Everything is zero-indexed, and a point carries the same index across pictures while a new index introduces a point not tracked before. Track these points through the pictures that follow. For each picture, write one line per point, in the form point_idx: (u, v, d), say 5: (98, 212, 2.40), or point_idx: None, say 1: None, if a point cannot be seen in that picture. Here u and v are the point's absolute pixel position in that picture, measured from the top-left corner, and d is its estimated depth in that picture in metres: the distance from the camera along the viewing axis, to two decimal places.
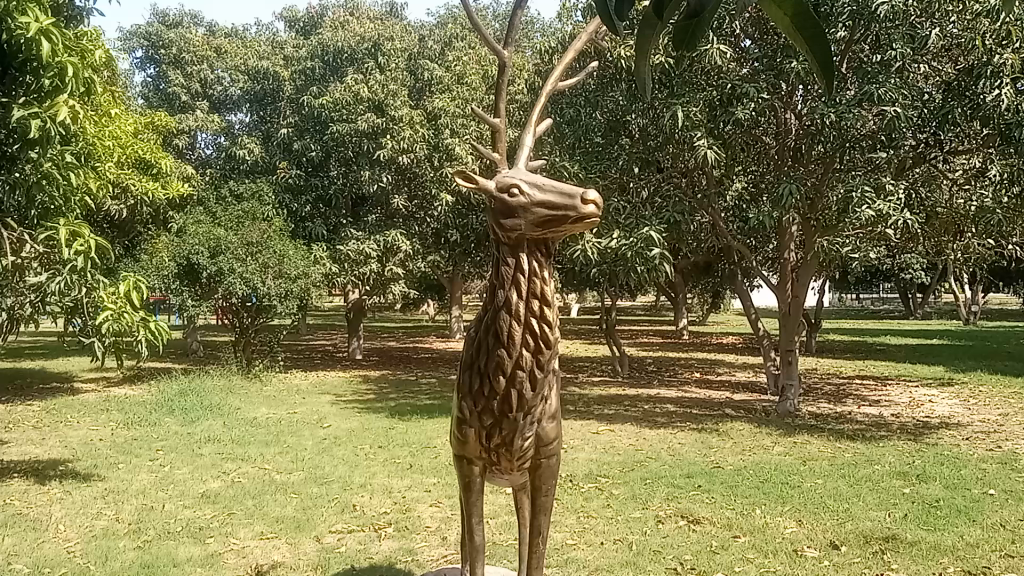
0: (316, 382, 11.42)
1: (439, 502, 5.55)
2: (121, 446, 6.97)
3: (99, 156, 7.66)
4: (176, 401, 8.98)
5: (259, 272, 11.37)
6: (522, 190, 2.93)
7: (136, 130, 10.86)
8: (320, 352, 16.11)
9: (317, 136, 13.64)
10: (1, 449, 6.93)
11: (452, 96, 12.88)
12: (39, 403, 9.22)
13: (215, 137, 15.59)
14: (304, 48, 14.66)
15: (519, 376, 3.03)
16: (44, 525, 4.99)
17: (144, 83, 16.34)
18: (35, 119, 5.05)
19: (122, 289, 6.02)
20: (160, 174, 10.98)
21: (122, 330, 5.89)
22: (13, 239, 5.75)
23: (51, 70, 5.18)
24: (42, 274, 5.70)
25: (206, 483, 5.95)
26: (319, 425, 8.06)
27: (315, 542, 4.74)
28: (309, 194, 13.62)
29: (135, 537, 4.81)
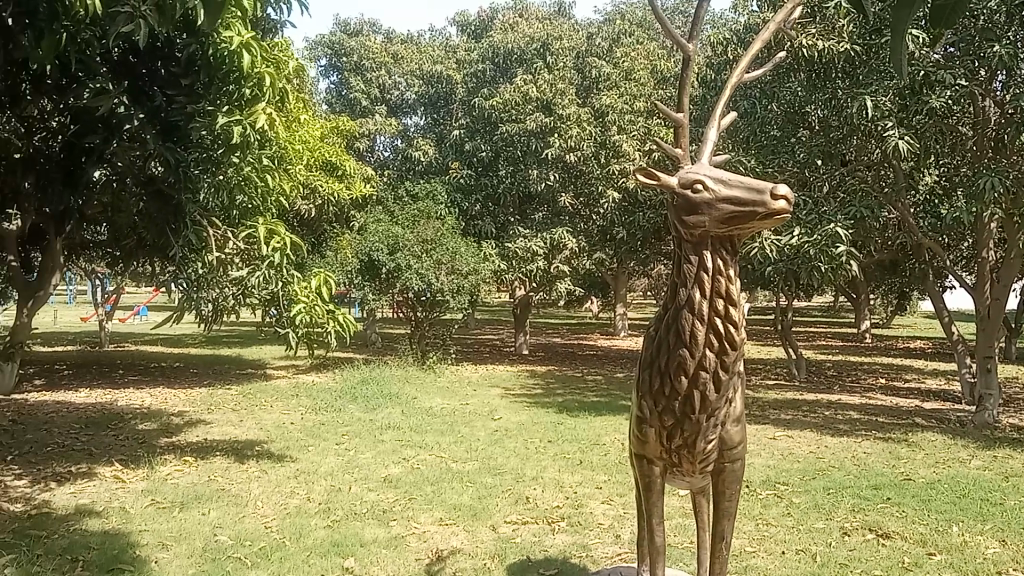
0: (486, 375, 11.70)
1: (612, 499, 5.54)
2: (310, 430, 7.45)
3: (291, 159, 8.21)
4: (359, 389, 9.48)
5: (433, 268, 11.79)
6: (706, 186, 2.86)
7: (322, 134, 11.53)
8: (489, 346, 16.52)
9: (487, 136, 13.92)
10: (206, 429, 7.56)
11: (620, 92, 12.85)
12: (237, 387, 10.01)
13: (393, 139, 16.35)
14: (476, 51, 15.03)
15: (702, 377, 2.97)
16: (245, 501, 5.40)
17: (327, 90, 17.35)
18: (237, 126, 5.43)
19: (314, 284, 6.36)
20: (344, 175, 11.65)
21: (312, 321, 6.25)
22: (217, 236, 6.38)
23: (249, 80, 5.57)
24: (244, 269, 6.33)
25: (388, 468, 6.25)
26: (490, 417, 8.27)
27: (491, 531, 4.87)
28: (479, 193, 13.93)
29: (325, 516, 5.11)
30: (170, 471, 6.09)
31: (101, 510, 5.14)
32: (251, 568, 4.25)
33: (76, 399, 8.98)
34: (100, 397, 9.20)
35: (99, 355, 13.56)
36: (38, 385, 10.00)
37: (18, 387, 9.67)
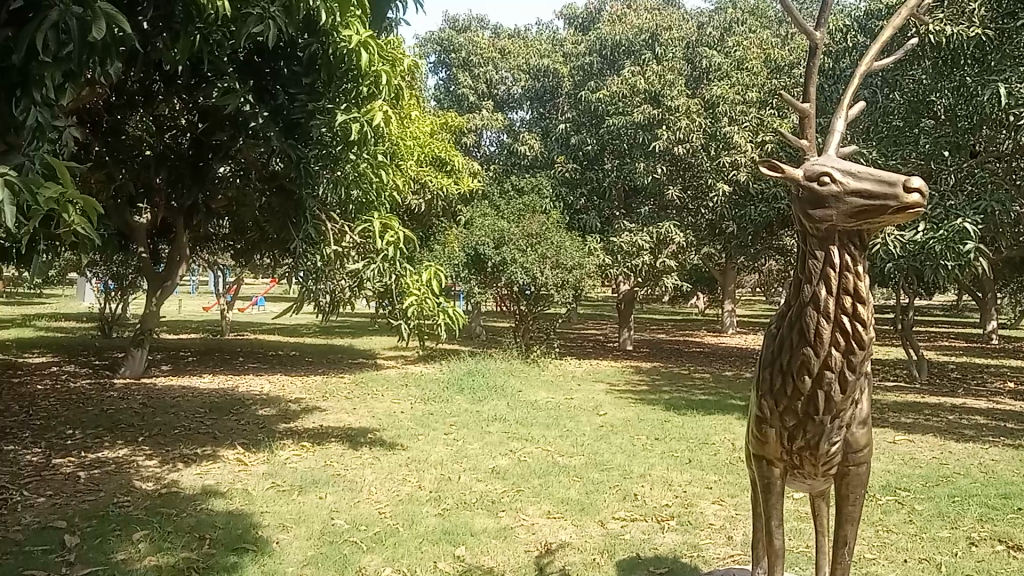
0: (591, 370, 11.67)
1: (723, 499, 5.43)
2: (420, 420, 7.61)
3: (403, 154, 8.39)
4: (465, 381, 9.62)
5: (538, 262, 11.82)
6: (834, 178, 2.73)
7: (432, 130, 11.74)
8: (593, 341, 16.46)
9: (594, 130, 13.90)
10: (321, 416, 7.82)
11: (732, 82, 12.43)
12: (349, 376, 10.32)
13: (499, 134, 16.50)
14: (583, 43, 14.98)
15: (827, 377, 2.87)
16: (359, 486, 5.56)
17: (436, 86, 17.65)
18: (355, 123, 5.56)
19: (425, 277, 6.46)
20: (453, 170, 11.85)
21: (423, 313, 6.39)
22: (335, 231, 6.68)
23: (367, 79, 5.61)
24: (360, 262, 6.51)
25: (495, 459, 6.32)
26: (596, 412, 8.25)
27: (600, 527, 4.86)
28: (584, 187, 13.88)
29: (436, 504, 5.22)
30: (288, 456, 6.33)
31: (225, 491, 5.40)
32: (366, 553, 4.38)
33: (200, 384, 9.46)
34: (222, 382, 9.65)
35: (221, 342, 14.24)
36: (166, 370, 10.58)
37: (148, 371, 10.26)
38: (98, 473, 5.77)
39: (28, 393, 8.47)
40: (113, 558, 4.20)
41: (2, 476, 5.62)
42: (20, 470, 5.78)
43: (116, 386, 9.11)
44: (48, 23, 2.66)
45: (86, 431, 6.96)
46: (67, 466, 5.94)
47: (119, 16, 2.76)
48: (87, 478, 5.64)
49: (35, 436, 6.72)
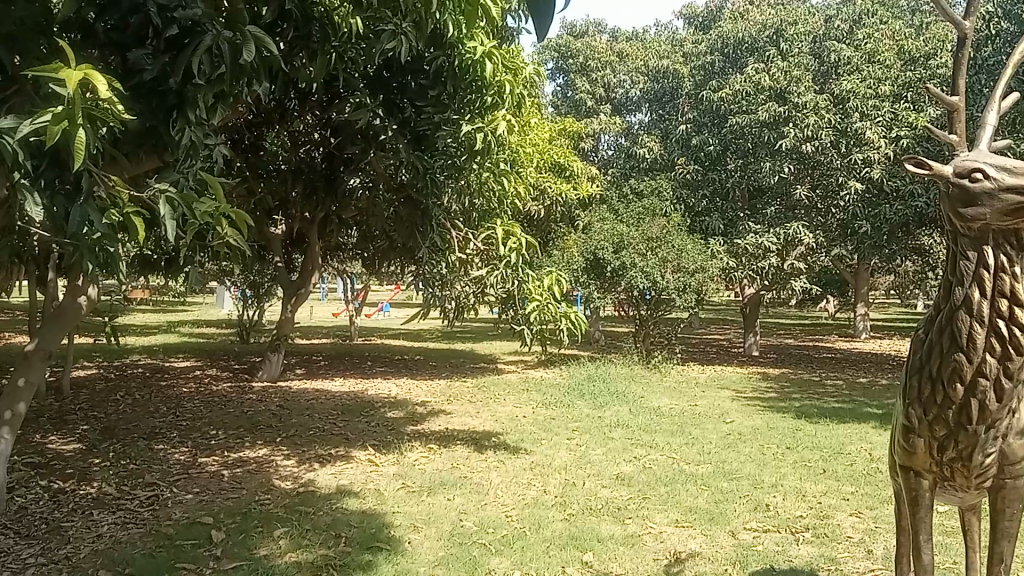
0: (714, 376, 11.42)
1: (861, 512, 5.20)
2: (543, 424, 7.65)
3: (524, 162, 8.44)
4: (587, 386, 9.59)
5: (659, 267, 11.69)
6: (988, 175, 2.44)
7: (551, 136, 11.80)
8: (715, 346, 16.11)
9: (717, 130, 13.50)
10: (447, 419, 7.97)
11: (862, 76, 11.93)
12: (472, 381, 10.48)
13: (617, 138, 16.53)
14: (704, 43, 14.73)
15: (982, 386, 2.68)
16: (485, 489, 5.63)
17: (554, 93, 17.73)
18: (479, 134, 5.59)
19: (547, 282, 6.48)
20: (573, 176, 11.88)
21: (545, 319, 6.39)
22: (459, 238, 6.90)
23: (491, 88, 5.60)
24: (484, 269, 6.75)
25: (620, 465, 6.27)
26: (722, 419, 8.07)
27: (731, 537, 4.74)
28: (705, 188, 13.58)
29: (562, 509, 5.22)
30: (416, 458, 6.49)
31: (358, 491, 5.58)
32: (495, 555, 4.43)
33: (331, 388, 9.82)
34: (351, 386, 9.99)
35: (350, 347, 14.75)
36: (299, 373, 11.04)
37: (283, 375, 10.73)
38: (240, 472, 6.08)
39: (175, 395, 9.02)
40: (257, 553, 4.41)
41: (155, 473, 6.00)
42: (171, 467, 6.16)
43: (255, 388, 9.57)
44: (203, 49, 2.82)
45: (229, 431, 7.34)
46: (212, 464, 6.28)
47: (266, 39, 2.94)
48: (230, 476, 5.95)
49: (183, 436, 7.14)
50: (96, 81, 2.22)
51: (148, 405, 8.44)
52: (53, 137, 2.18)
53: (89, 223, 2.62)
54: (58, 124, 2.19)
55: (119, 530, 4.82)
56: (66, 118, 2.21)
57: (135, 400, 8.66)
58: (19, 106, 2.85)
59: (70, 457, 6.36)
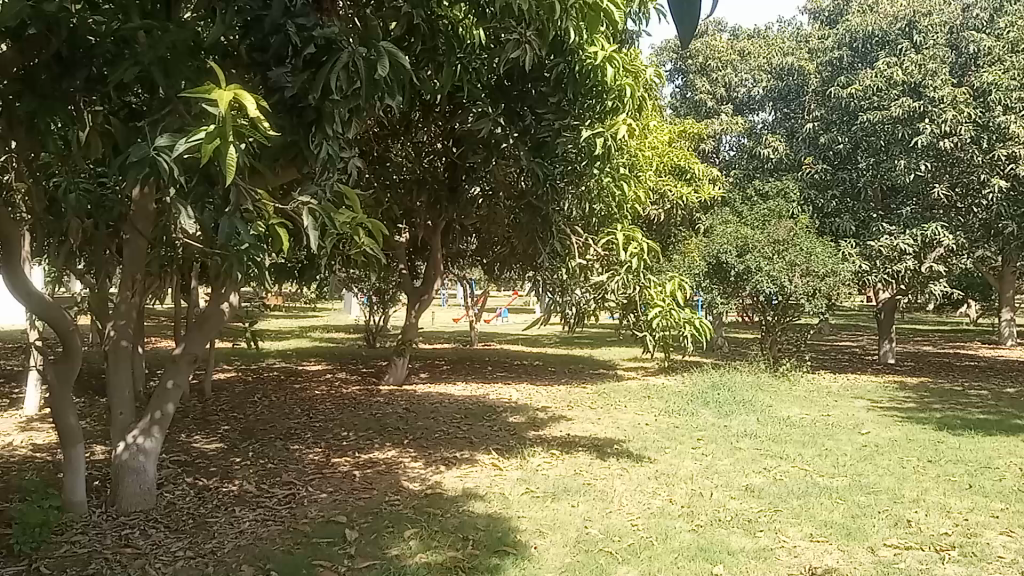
0: (847, 385, 10.94)
1: (1015, 531, 4.87)
2: (667, 432, 7.54)
3: (644, 166, 8.35)
4: (711, 394, 9.39)
5: (787, 271, 11.31)
6: None
7: (672, 139, 11.64)
8: (846, 353, 15.45)
9: (847, 128, 12.90)
10: (568, 425, 7.98)
11: (1006, 66, 11.20)
12: (593, 387, 10.43)
13: (739, 138, 16.21)
14: (831, 37, 14.20)
15: None
16: (610, 497, 5.59)
17: (672, 94, 17.49)
18: (600, 138, 5.63)
19: (669, 288, 6.51)
20: (694, 178, 11.67)
21: (669, 325, 6.42)
22: (580, 245, 6.84)
23: (612, 93, 5.39)
24: (605, 274, 6.83)
25: (749, 476, 6.10)
26: (857, 430, 7.72)
27: (870, 554, 4.53)
28: (835, 189, 13.06)
29: (689, 519, 5.13)
30: (540, 463, 6.52)
31: (484, 495, 5.65)
32: (623, 564, 4.39)
33: (455, 392, 9.99)
34: (474, 390, 10.14)
35: (471, 352, 14.96)
36: (422, 377, 11.30)
37: (407, 378, 11.01)
38: (370, 473, 6.27)
39: (307, 398, 9.40)
40: (389, 553, 4.53)
41: (290, 472, 6.27)
42: (305, 467, 6.42)
43: (381, 392, 9.85)
44: (340, 64, 2.90)
45: (358, 433, 7.59)
46: (343, 465, 6.51)
47: (399, 53, 3.04)
48: (361, 477, 6.15)
49: (315, 437, 7.43)
50: (244, 100, 2.35)
51: (282, 407, 8.83)
52: (208, 154, 2.32)
53: (238, 235, 2.76)
54: (212, 142, 2.32)
55: (259, 527, 5.05)
56: (219, 136, 2.34)
57: (270, 402, 9.07)
58: (173, 123, 3.04)
59: (213, 455, 6.72)
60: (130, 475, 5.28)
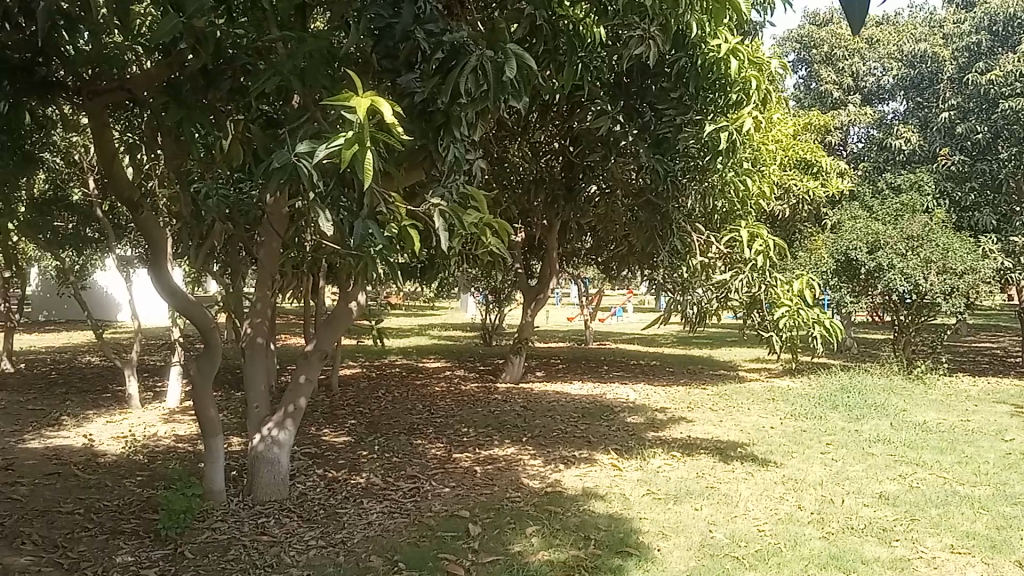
0: (989, 389, 10.30)
1: None
2: (793, 436, 7.31)
3: (768, 160, 8.12)
4: (840, 397, 9.03)
5: (921, 268, 10.76)
6: None
7: (796, 132, 11.28)
8: (988, 356, 14.55)
9: (985, 116, 12.18)
10: (689, 426, 7.85)
11: None
12: (714, 388, 10.22)
13: (868, 129, 15.56)
14: (968, 20, 13.43)
15: None
16: (734, 501, 5.47)
17: (796, 86, 16.98)
18: (723, 133, 5.26)
19: (796, 286, 6.25)
20: (820, 172, 11.27)
21: (796, 325, 6.15)
22: (700, 242, 6.80)
23: (736, 86, 5.19)
24: (728, 273, 6.60)
25: (882, 483, 5.85)
26: (1002, 437, 7.27)
27: (1018, 568, 4.27)
28: (974, 180, 12.31)
29: (819, 526, 4.96)
30: (660, 464, 6.45)
31: (605, 494, 5.63)
32: (749, 570, 4.29)
33: (573, 390, 10.01)
34: (592, 389, 10.13)
35: (588, 351, 14.93)
36: (540, 376, 11.37)
37: (525, 376, 11.10)
38: (491, 469, 6.36)
39: (428, 394, 9.62)
40: (511, 549, 4.59)
41: (414, 466, 6.43)
42: (428, 462, 6.57)
43: (500, 389, 9.97)
44: (470, 68, 2.91)
45: (478, 429, 7.71)
46: (465, 460, 6.63)
47: (525, 54, 3.04)
48: (482, 473, 6.24)
49: (438, 432, 7.60)
50: (381, 105, 2.43)
51: (405, 402, 9.06)
52: (347, 159, 2.39)
53: (372, 237, 2.85)
54: (351, 148, 2.40)
55: (386, 519, 5.21)
56: (357, 142, 2.42)
57: (393, 398, 9.33)
58: (312, 130, 3.16)
59: (341, 448, 6.97)
60: (265, 466, 5.54)
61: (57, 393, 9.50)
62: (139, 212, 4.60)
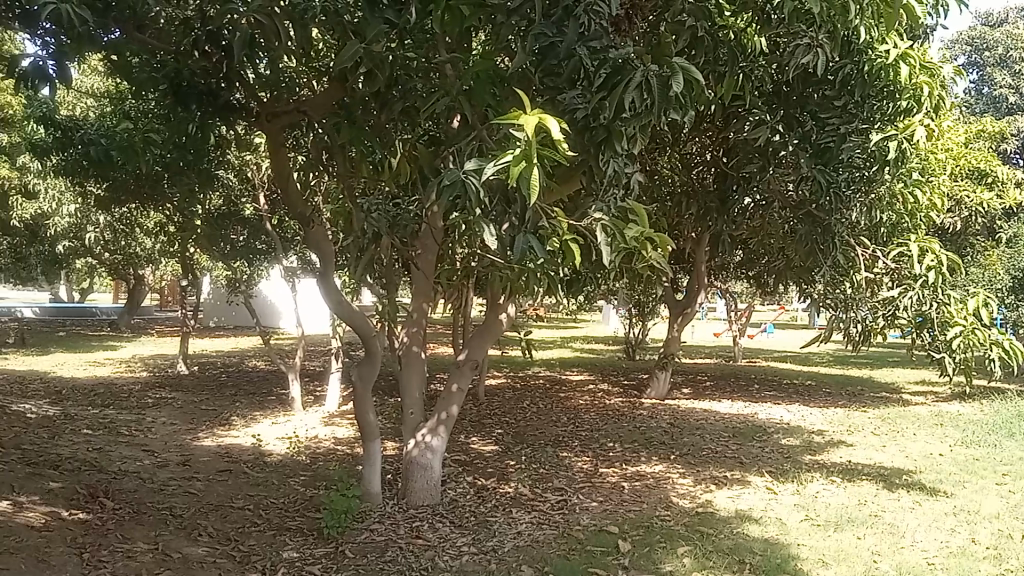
0: None
1: None
2: (965, 465, 6.84)
3: (937, 170, 7.65)
4: (1018, 425, 8.38)
5: None
6: None
7: (968, 141, 10.61)
8: None
9: None
10: (847, 450, 7.50)
11: None
12: (873, 411, 9.71)
13: None
14: None
15: None
16: (900, 531, 5.17)
17: (966, 92, 16.03)
18: (893, 141, 4.93)
19: (972, 305, 6.03)
20: (995, 183, 10.54)
21: (971, 345, 5.94)
22: (866, 257, 6.49)
23: (906, 92, 4.75)
24: (896, 289, 6.19)
25: None
26: None
27: None
28: None
29: (997, 563, 4.61)
30: (817, 489, 6.18)
31: (759, 517, 5.46)
32: None
33: (721, 409, 9.77)
34: (741, 408, 9.85)
35: (736, 368, 14.54)
36: (686, 393, 11.16)
37: (670, 393, 10.93)
38: (639, 486, 6.30)
39: (573, 407, 9.65)
40: (662, 568, 4.52)
41: (561, 479, 6.46)
42: (575, 475, 6.58)
43: (645, 405, 9.87)
44: (635, 83, 2.76)
45: (625, 445, 7.66)
46: (612, 476, 6.59)
47: (692, 68, 2.86)
48: (630, 489, 6.19)
49: (584, 446, 7.61)
50: (549, 123, 2.29)
51: (550, 414, 9.13)
52: (514, 177, 2.26)
53: (534, 251, 2.77)
54: (518, 165, 2.27)
55: (536, 529, 5.24)
56: (524, 158, 2.28)
57: (538, 410, 9.41)
58: (477, 147, 3.27)
59: (490, 457, 7.09)
60: (418, 471, 5.68)
61: (227, 394, 10.17)
62: (310, 226, 4.88)
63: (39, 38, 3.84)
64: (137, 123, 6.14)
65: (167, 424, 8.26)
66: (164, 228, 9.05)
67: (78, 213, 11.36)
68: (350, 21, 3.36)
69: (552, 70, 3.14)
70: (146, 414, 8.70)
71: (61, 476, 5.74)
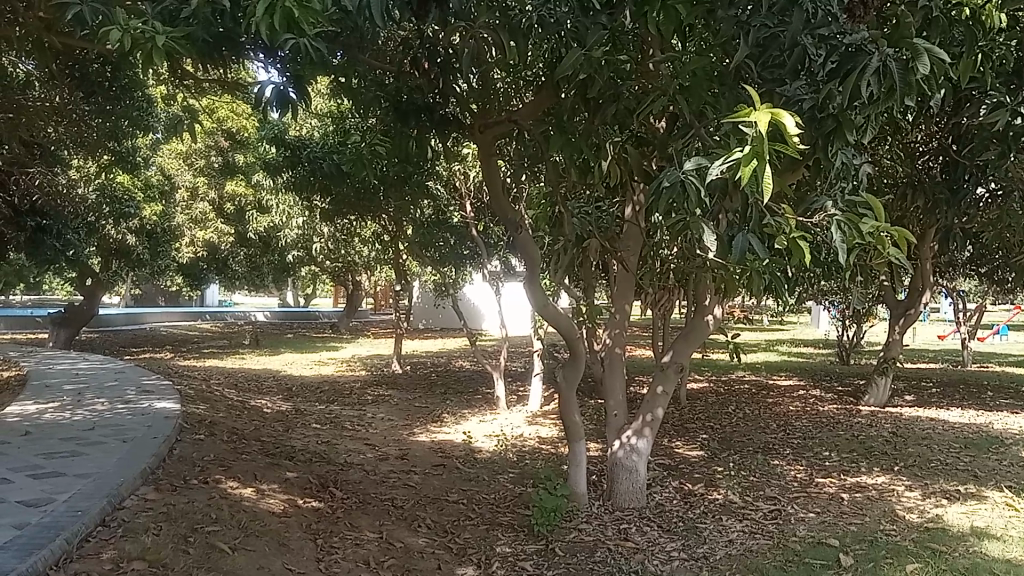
0: None
1: None
2: None
3: None
4: None
5: None
6: None
7: None
8: None
9: None
10: None
11: None
12: None
13: None
14: None
15: None
16: None
17: None
18: None
19: None
20: None
21: None
22: None
23: None
24: None
25: None
26: None
27: None
28: None
29: None
30: None
31: (1000, 536, 4.99)
32: None
33: (950, 418, 9.02)
34: (973, 418, 9.04)
35: (967, 374, 13.42)
36: (909, 400, 10.40)
37: (891, 400, 10.24)
38: (860, 497, 5.95)
39: (783, 413, 9.26)
40: None
41: (774, 487, 6.23)
42: (789, 484, 6.32)
43: (862, 412, 9.31)
44: (870, 70, 2.55)
45: (843, 454, 7.26)
46: (829, 486, 6.28)
47: (936, 49, 2.58)
48: (850, 501, 5.87)
49: (796, 454, 7.29)
50: (781, 118, 2.08)
51: (758, 420, 8.84)
52: (743, 177, 2.06)
53: (755, 251, 2.57)
54: (747, 164, 2.07)
55: (748, 538, 5.09)
56: (753, 156, 2.07)
57: (745, 415, 9.13)
58: (693, 146, 3.23)
59: (696, 462, 6.96)
60: (624, 473, 5.66)
61: (438, 393, 10.68)
62: (520, 231, 4.98)
63: (270, 65, 4.14)
64: (357, 138, 6.59)
65: (386, 420, 8.80)
66: (380, 237, 9.64)
67: (305, 225, 12.36)
68: (566, 30, 3.42)
69: (772, 61, 3.05)
70: (366, 411, 9.31)
71: (296, 465, 6.26)
